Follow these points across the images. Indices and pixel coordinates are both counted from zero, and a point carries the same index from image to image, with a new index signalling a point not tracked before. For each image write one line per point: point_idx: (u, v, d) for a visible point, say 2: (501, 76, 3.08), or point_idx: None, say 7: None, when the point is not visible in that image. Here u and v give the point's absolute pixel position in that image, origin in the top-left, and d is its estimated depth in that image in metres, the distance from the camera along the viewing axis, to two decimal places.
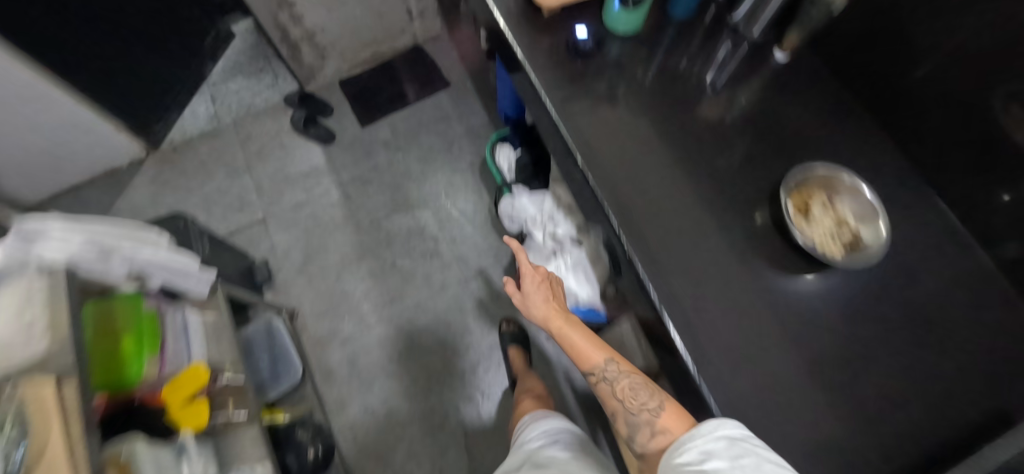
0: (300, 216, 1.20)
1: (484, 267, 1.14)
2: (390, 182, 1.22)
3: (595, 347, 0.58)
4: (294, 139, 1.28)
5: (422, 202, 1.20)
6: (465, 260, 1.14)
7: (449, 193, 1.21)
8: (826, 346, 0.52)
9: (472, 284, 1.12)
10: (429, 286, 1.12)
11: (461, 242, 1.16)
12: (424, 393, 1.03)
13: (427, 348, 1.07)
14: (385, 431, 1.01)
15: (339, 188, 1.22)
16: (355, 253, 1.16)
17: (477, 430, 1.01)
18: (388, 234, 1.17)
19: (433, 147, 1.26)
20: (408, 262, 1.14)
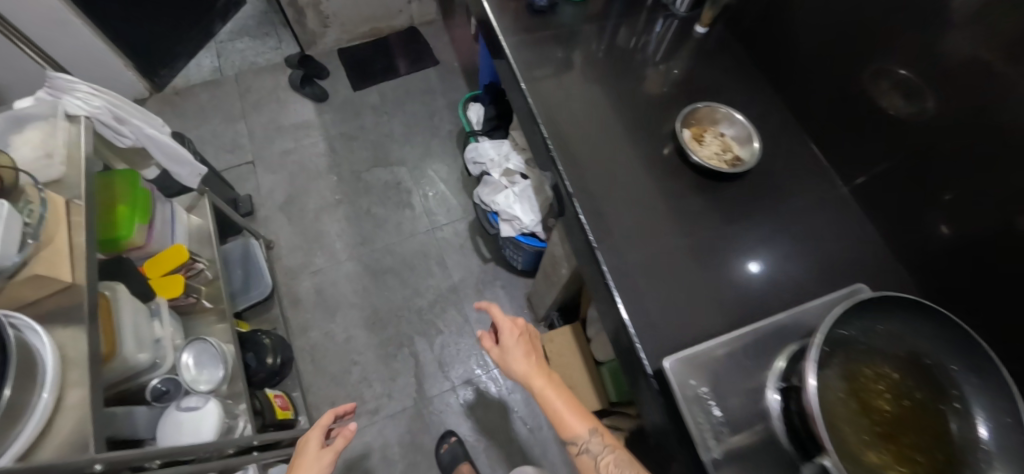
0: (286, 161, 1.30)
1: (452, 220, 1.25)
2: (374, 140, 1.34)
3: (576, 417, 0.60)
4: (289, 96, 1.39)
5: (401, 160, 1.32)
6: (435, 213, 1.25)
7: (427, 155, 1.33)
8: (708, 237, 0.64)
9: (439, 234, 1.23)
10: (399, 232, 1.22)
11: (432, 197, 1.27)
12: (383, 325, 1.12)
13: (389, 285, 1.16)
14: (344, 354, 1.08)
15: (326, 142, 1.33)
16: (334, 198, 1.26)
17: (429, 361, 1.09)
18: (366, 184, 1.28)
19: (419, 114, 1.39)
20: (382, 210, 1.25)
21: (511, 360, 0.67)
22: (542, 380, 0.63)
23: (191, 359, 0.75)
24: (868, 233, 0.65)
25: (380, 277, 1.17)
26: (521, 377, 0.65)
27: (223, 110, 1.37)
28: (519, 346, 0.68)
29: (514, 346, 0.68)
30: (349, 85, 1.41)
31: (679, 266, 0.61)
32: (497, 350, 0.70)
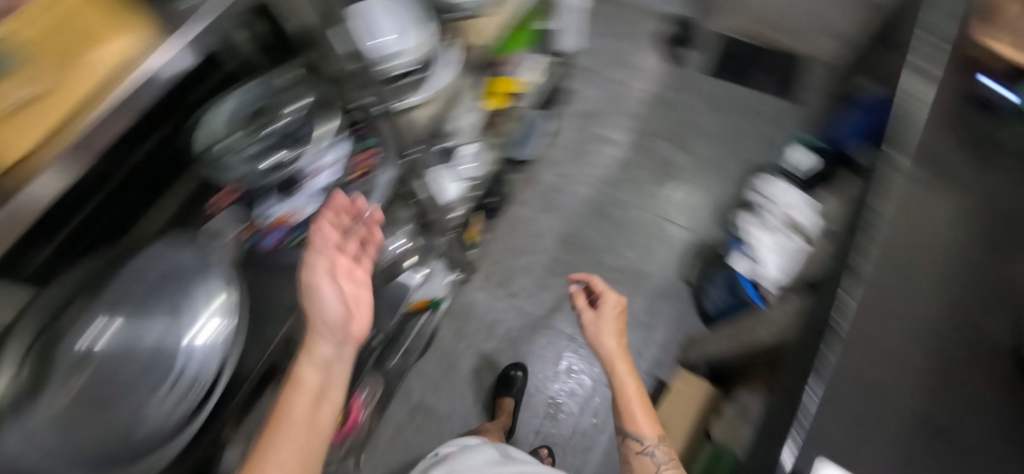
0: (603, 93, 1.61)
1: (683, 217, 1.42)
2: (674, 130, 1.56)
3: (648, 421, 0.72)
4: (643, 46, 1.68)
5: (694, 154, 1.51)
6: (674, 212, 1.42)
7: (732, 174, 1.47)
8: (931, 400, 0.63)
9: (669, 223, 1.40)
10: (640, 205, 1.43)
11: (681, 189, 1.46)
12: (575, 255, 1.36)
13: (599, 226, 1.41)
14: (519, 250, 1.38)
15: (641, 99, 1.60)
16: (622, 162, 1.51)
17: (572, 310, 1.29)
18: (643, 162, 1.49)
19: (744, 130, 1.54)
20: (637, 179, 1.47)
21: (599, 331, 0.83)
22: (626, 371, 0.77)
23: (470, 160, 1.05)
24: None
25: (593, 215, 1.42)
26: (607, 352, 0.80)
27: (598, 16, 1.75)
28: (610, 319, 0.85)
29: (608, 320, 0.84)
30: (699, 67, 1.64)
31: (894, 403, 0.63)
32: (590, 316, 0.86)
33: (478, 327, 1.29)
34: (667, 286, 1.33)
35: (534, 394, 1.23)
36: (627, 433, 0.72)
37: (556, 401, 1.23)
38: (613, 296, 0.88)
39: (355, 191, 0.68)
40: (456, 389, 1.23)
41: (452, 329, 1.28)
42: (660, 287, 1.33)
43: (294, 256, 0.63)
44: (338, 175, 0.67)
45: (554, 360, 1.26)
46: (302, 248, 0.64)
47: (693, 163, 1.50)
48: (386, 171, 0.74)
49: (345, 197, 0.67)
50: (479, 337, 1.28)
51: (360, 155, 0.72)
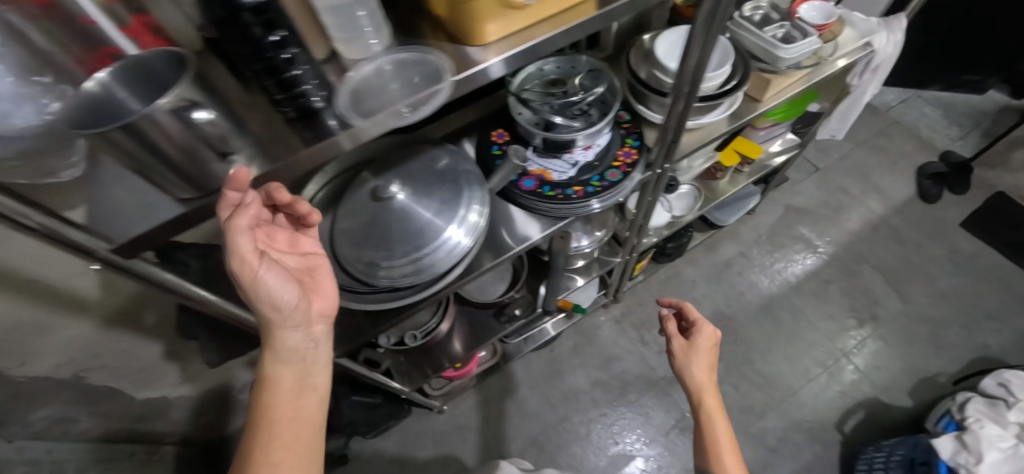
0: (836, 196, 1.46)
1: (870, 360, 1.22)
2: (908, 266, 1.33)
3: (737, 469, 0.64)
4: (905, 171, 1.49)
5: (908, 301, 1.28)
6: (862, 351, 1.23)
7: (952, 349, 1.21)
8: None
9: (849, 360, 1.22)
10: (819, 323, 1.27)
11: (878, 339, 1.24)
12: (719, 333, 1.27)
13: (761, 322, 1.28)
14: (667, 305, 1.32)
15: (876, 220, 1.41)
16: (817, 271, 1.34)
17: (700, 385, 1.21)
18: (851, 281, 1.32)
19: (994, 312, 1.26)
20: (833, 296, 1.31)
21: (692, 360, 0.73)
22: (713, 407, 0.68)
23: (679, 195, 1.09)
24: None
25: (762, 311, 1.30)
26: (697, 382, 0.70)
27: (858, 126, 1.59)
28: (705, 351, 0.73)
29: (699, 353, 0.73)
30: (959, 216, 1.40)
31: None
32: (674, 340, 0.76)
33: (597, 352, 1.27)
34: (816, 421, 1.15)
35: (621, 447, 1.15)
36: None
37: (635, 458, 1.14)
38: (709, 326, 0.76)
39: (614, 180, 0.69)
40: (552, 398, 1.22)
41: (573, 340, 1.29)
42: (808, 419, 1.15)
43: (540, 200, 0.68)
44: (603, 161, 0.71)
45: (659, 428, 1.17)
46: (552, 200, 0.68)
47: (906, 313, 1.27)
48: (637, 175, 0.71)
49: (604, 180, 0.69)
50: (594, 361, 1.26)
51: (627, 151, 0.73)
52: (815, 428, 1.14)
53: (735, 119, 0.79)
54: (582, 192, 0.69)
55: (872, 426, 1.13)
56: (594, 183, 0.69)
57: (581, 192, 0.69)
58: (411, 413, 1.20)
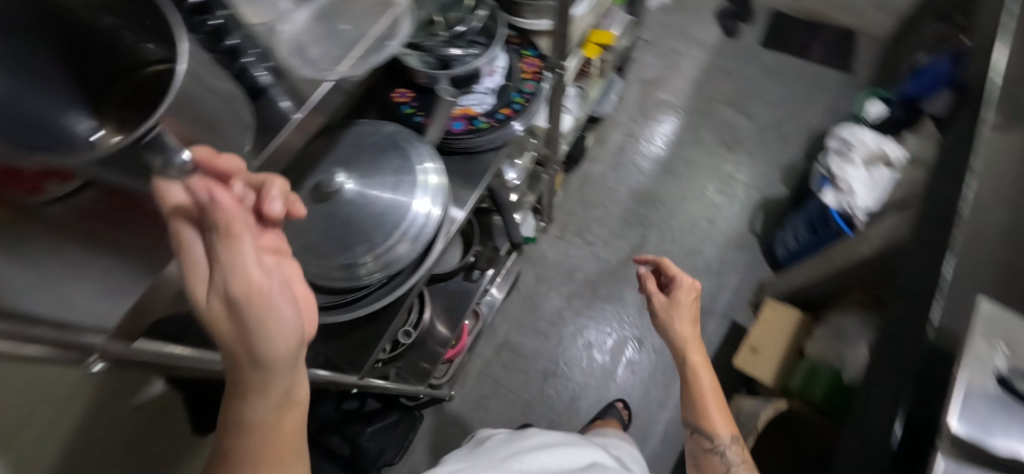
0: (670, 55, 1.68)
1: (751, 172, 1.48)
2: (743, 90, 1.62)
3: (723, 420, 0.68)
4: (708, 16, 1.76)
5: (751, 116, 1.57)
6: (742, 168, 1.48)
7: (796, 137, 1.53)
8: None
9: (736, 178, 1.47)
10: (705, 160, 1.50)
11: (748, 157, 1.50)
12: (641, 204, 1.43)
13: (668, 184, 1.46)
14: (594, 202, 1.43)
15: (707, 63, 1.66)
16: (686, 122, 1.56)
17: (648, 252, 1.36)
18: (712, 117, 1.57)
19: (806, 98, 1.60)
20: (706, 136, 1.54)
21: (678, 312, 0.75)
22: (700, 361, 0.69)
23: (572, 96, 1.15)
24: None
25: (664, 174, 1.47)
26: (682, 338, 0.72)
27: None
28: (686, 304, 0.75)
29: (687, 309, 0.75)
30: (757, 38, 1.71)
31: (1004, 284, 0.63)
32: (652, 293, 0.78)
33: (557, 272, 1.34)
34: (737, 234, 1.38)
35: (616, 336, 1.26)
36: (694, 427, 0.69)
37: (630, 339, 1.26)
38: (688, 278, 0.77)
39: (531, 92, 0.73)
40: (541, 330, 1.27)
41: (532, 273, 1.34)
42: (731, 236, 1.38)
43: (476, 134, 0.68)
44: (514, 78, 0.74)
45: (636, 304, 1.30)
46: (488, 130, 0.69)
47: (756, 125, 1.55)
48: (547, 81, 0.75)
49: (523, 94, 0.73)
50: (559, 281, 1.33)
51: (531, 61, 0.76)
52: (738, 240, 1.37)
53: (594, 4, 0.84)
54: (512, 112, 0.71)
55: (773, 219, 1.39)
56: (517, 100, 0.72)
57: (511, 113, 0.70)
58: (426, 412, 1.17)
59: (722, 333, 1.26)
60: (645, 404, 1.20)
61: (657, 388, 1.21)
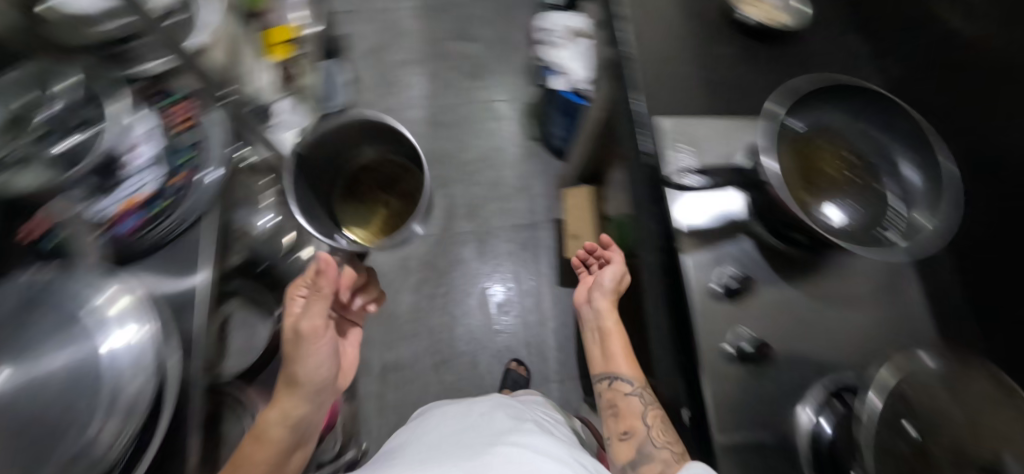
0: (380, 18, 1.64)
1: (503, 88, 1.55)
2: (460, 17, 1.65)
3: (630, 365, 0.75)
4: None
5: (478, 39, 1.62)
6: (495, 89, 1.55)
7: (523, 40, 1.63)
8: (701, 77, 0.71)
9: (495, 100, 1.54)
10: (461, 97, 1.53)
11: (496, 77, 1.57)
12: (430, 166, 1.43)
13: (443, 137, 1.48)
14: None
15: (417, 9, 1.66)
16: (427, 72, 1.57)
17: (459, 205, 1.39)
18: (445, 53, 1.60)
19: (513, 0, 1.69)
20: (451, 74, 1.56)
21: (609, 273, 0.86)
22: (609, 308, 0.84)
23: (284, 107, 1.07)
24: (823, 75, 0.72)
25: (434, 129, 1.48)
26: (604, 289, 0.85)
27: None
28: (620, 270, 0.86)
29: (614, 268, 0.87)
30: None
31: (678, 86, 0.70)
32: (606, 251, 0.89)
33: (393, 272, 1.31)
34: (521, 147, 1.47)
35: (474, 292, 1.31)
36: (610, 376, 0.75)
37: (487, 286, 1.32)
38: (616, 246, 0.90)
39: (195, 149, 0.67)
40: (408, 330, 1.26)
41: None
42: (517, 151, 1.47)
43: (158, 221, 0.59)
44: (166, 137, 0.64)
45: (475, 256, 1.34)
46: (168, 210, 0.60)
47: (486, 45, 1.61)
48: (206, 121, 0.70)
49: (187, 152, 0.66)
50: (399, 279, 1.31)
51: (176, 110, 0.68)
52: (525, 152, 1.46)
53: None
54: (186, 177, 0.63)
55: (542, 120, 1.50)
56: (183, 161, 0.65)
57: (186, 178, 0.63)
58: None
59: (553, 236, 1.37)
60: (529, 331, 1.28)
61: (530, 313, 1.30)
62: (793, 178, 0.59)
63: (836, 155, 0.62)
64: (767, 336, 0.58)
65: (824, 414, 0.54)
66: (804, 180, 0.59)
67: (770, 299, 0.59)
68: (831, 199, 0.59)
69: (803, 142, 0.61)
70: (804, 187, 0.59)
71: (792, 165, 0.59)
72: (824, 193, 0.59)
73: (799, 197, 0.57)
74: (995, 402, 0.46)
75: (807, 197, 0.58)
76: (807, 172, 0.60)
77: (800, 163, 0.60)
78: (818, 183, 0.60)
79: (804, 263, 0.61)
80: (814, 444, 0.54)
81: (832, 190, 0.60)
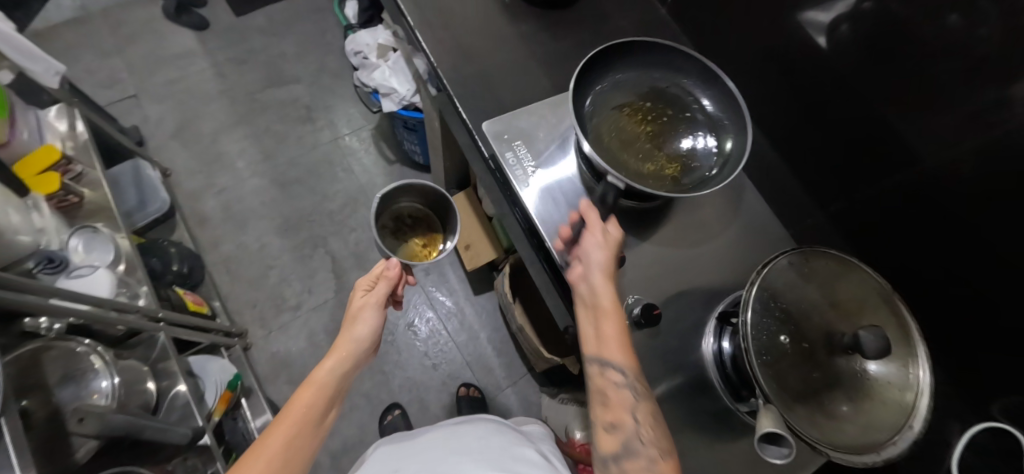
0: (173, 90, 1.43)
1: (342, 121, 1.44)
2: (265, 62, 1.49)
3: (623, 354, 0.54)
4: (165, 26, 1.51)
5: (296, 79, 1.48)
6: (334, 125, 1.44)
7: (345, 65, 1.52)
8: (514, 86, 0.76)
9: (338, 135, 1.42)
10: (301, 145, 1.40)
11: (331, 113, 1.45)
12: (295, 230, 1.31)
13: (298, 194, 1.35)
14: (260, 272, 1.26)
15: (213, 68, 1.47)
16: (252, 132, 1.41)
17: (344, 257, 1.30)
18: (263, 104, 1.44)
19: (316, 26, 1.56)
20: (281, 126, 1.42)
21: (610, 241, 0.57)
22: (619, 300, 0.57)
23: (79, 243, 0.88)
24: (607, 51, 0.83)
25: (284, 190, 1.35)
26: (592, 268, 0.56)
27: (94, 45, 1.46)
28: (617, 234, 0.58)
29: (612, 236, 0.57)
30: (227, 10, 1.55)
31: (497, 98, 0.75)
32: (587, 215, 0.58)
33: (301, 356, 1.19)
34: (385, 173, 1.39)
35: (395, 336, 1.23)
36: (598, 361, 0.55)
37: (405, 325, 1.25)
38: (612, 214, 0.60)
39: None
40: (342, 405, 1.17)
41: (284, 382, 1.16)
42: (382, 178, 1.39)
43: None
44: None
45: None
46: None
47: (305, 82, 1.48)
48: None
49: None
50: (311, 360, 1.19)
51: None
52: (392, 178, 1.39)
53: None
54: None
55: (395, 140, 1.42)
56: None
57: None
58: None
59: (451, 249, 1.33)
60: (465, 350, 1.24)
61: (459, 332, 1.26)
62: (620, 159, 0.60)
63: (637, 109, 0.64)
64: (656, 296, 0.63)
65: (723, 338, 0.58)
66: (631, 151, 0.61)
67: (645, 259, 0.64)
68: (661, 151, 0.62)
69: (609, 120, 0.63)
70: (634, 161, 0.61)
71: (614, 146, 0.61)
72: (655, 150, 0.62)
73: (636, 174, 0.60)
74: (843, 276, 0.53)
75: (644, 165, 0.61)
76: (628, 141, 0.62)
77: (619, 138, 0.62)
78: (644, 145, 0.62)
79: (661, 210, 0.67)
80: (721, 366, 0.58)
81: (655, 142, 0.63)
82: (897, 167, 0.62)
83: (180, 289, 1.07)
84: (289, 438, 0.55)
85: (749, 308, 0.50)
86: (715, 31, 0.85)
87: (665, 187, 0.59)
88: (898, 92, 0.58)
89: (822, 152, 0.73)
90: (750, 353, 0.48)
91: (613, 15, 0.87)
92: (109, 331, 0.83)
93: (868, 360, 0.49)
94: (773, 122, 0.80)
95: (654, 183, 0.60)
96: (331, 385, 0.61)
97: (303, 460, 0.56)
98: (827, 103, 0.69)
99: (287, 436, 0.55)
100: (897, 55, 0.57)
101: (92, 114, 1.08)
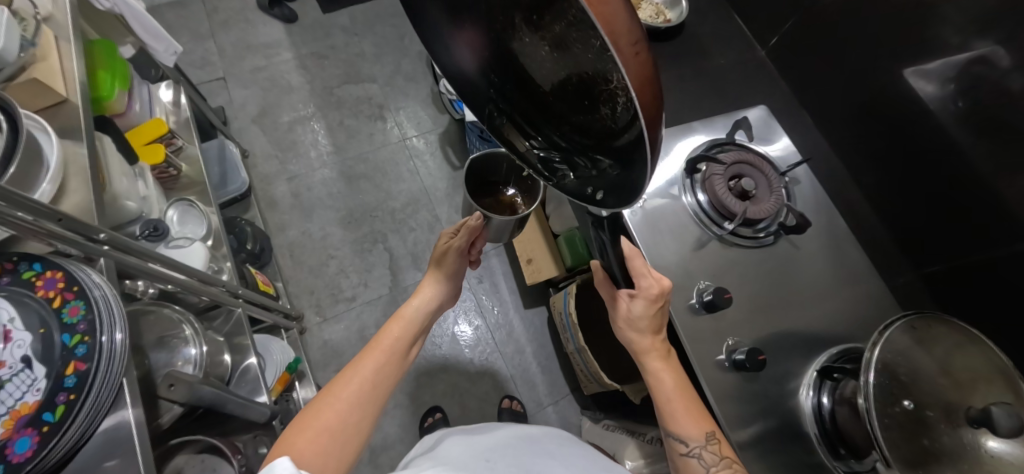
0: (258, 76, 1.50)
1: (413, 123, 1.48)
2: (344, 58, 1.55)
3: (691, 422, 0.58)
4: (257, 17, 1.59)
5: (372, 78, 1.53)
6: (402, 126, 1.47)
7: (419, 69, 1.56)
8: None
9: (406, 136, 1.46)
10: (371, 141, 1.44)
11: (402, 114, 1.49)
12: (358, 225, 1.34)
13: (364, 189, 1.38)
14: (321, 260, 1.29)
15: (297, 60, 1.53)
16: (326, 122, 1.46)
17: (402, 257, 1.32)
18: (339, 98, 1.49)
19: (396, 30, 1.61)
20: (354, 121, 1.47)
21: (633, 324, 0.62)
22: (659, 366, 0.61)
23: (175, 214, 0.96)
24: (701, 90, 0.86)
25: (352, 183, 1.39)
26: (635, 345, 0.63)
27: (190, 28, 1.55)
28: (645, 310, 0.61)
29: (631, 314, 0.62)
30: (313, 6, 1.62)
31: None
32: (615, 298, 0.65)
33: (351, 346, 1.21)
34: (448, 177, 1.42)
35: (444, 339, 1.25)
36: (674, 436, 0.58)
37: (458, 329, 1.26)
38: (649, 278, 0.60)
39: (84, 315, 0.51)
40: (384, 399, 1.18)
41: (333, 371, 1.19)
42: (446, 182, 1.42)
43: (64, 429, 0.47)
44: (42, 316, 0.51)
45: None
46: (72, 410, 0.48)
47: (381, 81, 1.53)
48: (94, 274, 0.56)
49: (74, 328, 0.51)
50: None
51: (47, 277, 0.53)
52: (454, 183, 1.42)
53: (81, 134, 0.65)
54: (83, 363, 0.49)
55: (461, 146, 1.44)
56: (75, 340, 0.50)
57: (82, 365, 0.49)
58: None
59: (505, 260, 1.35)
60: (510, 362, 1.25)
61: (505, 343, 1.26)
62: (575, 133, 0.40)
63: (495, 15, 0.38)
64: (755, 337, 0.65)
65: (823, 392, 0.61)
66: (567, 106, 0.39)
67: (745, 294, 0.67)
68: (585, 74, 0.34)
69: (520, 78, 0.41)
70: (583, 123, 0.38)
71: (553, 109, 0.41)
72: (583, 77, 0.34)
73: (599, 149, 0.38)
74: (961, 347, 0.53)
75: (592, 115, 0.36)
76: (554, 94, 0.39)
77: (549, 93, 0.39)
78: (565, 84, 0.37)
79: (757, 254, 0.69)
80: (819, 419, 0.61)
81: (565, 63, 0.35)
82: (1007, 238, 0.61)
83: (252, 268, 1.11)
84: (381, 361, 0.63)
85: (870, 368, 0.51)
86: (820, 80, 0.86)
87: (612, 133, 0.35)
88: (1010, 166, 0.59)
89: (920, 215, 0.72)
90: (870, 412, 0.49)
91: (711, 59, 0.91)
92: (193, 300, 0.86)
93: (987, 434, 0.48)
94: (868, 178, 0.79)
95: (608, 145, 0.36)
96: (415, 320, 0.71)
97: (390, 384, 0.63)
98: (929, 170, 0.69)
99: (377, 362, 0.63)
100: (1017, 127, 0.57)
101: (193, 93, 1.15)
